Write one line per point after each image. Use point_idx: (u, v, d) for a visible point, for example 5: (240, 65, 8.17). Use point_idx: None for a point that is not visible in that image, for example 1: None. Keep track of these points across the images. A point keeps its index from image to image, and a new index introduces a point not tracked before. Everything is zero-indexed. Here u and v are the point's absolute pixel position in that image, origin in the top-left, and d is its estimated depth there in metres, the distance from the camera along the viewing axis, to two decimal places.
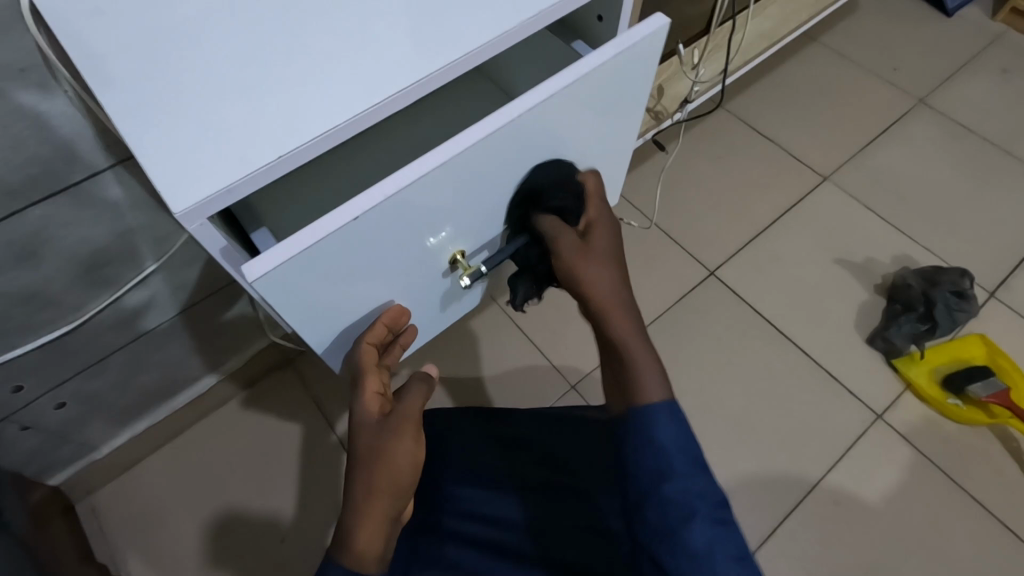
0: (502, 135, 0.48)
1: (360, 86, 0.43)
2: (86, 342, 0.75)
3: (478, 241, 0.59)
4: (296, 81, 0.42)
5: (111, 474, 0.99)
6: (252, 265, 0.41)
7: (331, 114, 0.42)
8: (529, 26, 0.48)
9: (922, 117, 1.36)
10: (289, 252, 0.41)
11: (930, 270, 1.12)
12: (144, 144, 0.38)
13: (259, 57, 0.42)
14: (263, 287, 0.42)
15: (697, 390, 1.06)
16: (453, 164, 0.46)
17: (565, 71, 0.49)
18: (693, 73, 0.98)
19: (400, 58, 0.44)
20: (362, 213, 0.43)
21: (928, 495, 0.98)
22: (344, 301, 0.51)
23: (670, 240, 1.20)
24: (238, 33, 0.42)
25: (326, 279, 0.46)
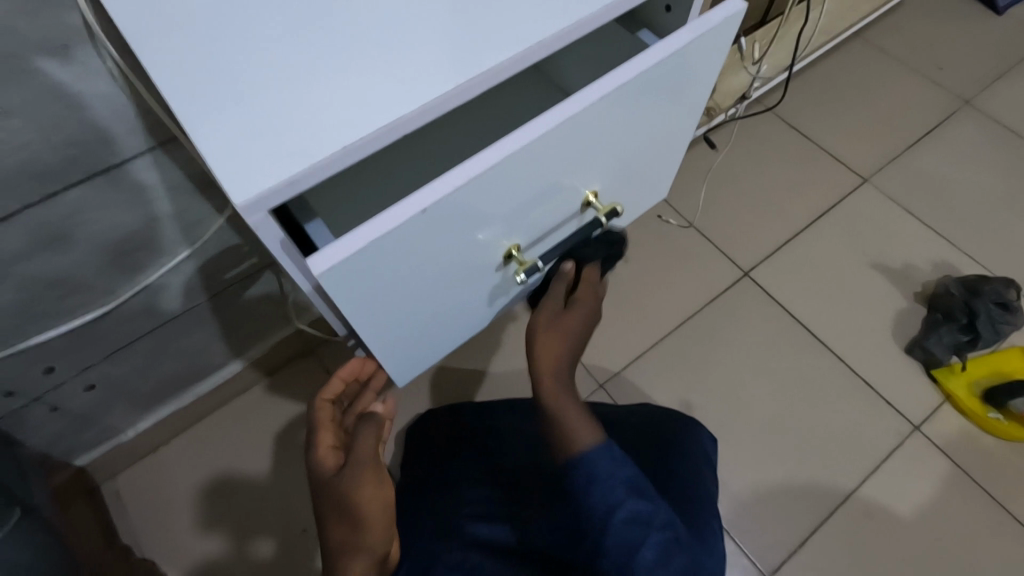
0: (568, 126, 0.46)
1: (425, 75, 0.40)
2: (117, 325, 0.74)
3: (532, 236, 0.56)
4: (362, 72, 0.40)
5: (134, 456, 0.98)
6: (315, 259, 0.40)
7: (399, 103, 0.39)
8: (599, 15, 0.45)
9: (967, 118, 1.32)
10: (351, 247, 0.40)
11: (973, 279, 1.08)
12: (204, 133, 0.36)
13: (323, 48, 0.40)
14: (327, 283, 0.41)
15: (728, 394, 1.04)
16: (518, 156, 0.45)
17: (634, 62, 0.47)
18: (754, 68, 0.96)
19: (465, 47, 0.42)
20: (429, 205, 0.42)
21: (963, 511, 0.96)
22: (398, 297, 0.49)
23: (703, 238, 1.17)
24: (301, 26, 0.41)
25: (385, 274, 0.45)
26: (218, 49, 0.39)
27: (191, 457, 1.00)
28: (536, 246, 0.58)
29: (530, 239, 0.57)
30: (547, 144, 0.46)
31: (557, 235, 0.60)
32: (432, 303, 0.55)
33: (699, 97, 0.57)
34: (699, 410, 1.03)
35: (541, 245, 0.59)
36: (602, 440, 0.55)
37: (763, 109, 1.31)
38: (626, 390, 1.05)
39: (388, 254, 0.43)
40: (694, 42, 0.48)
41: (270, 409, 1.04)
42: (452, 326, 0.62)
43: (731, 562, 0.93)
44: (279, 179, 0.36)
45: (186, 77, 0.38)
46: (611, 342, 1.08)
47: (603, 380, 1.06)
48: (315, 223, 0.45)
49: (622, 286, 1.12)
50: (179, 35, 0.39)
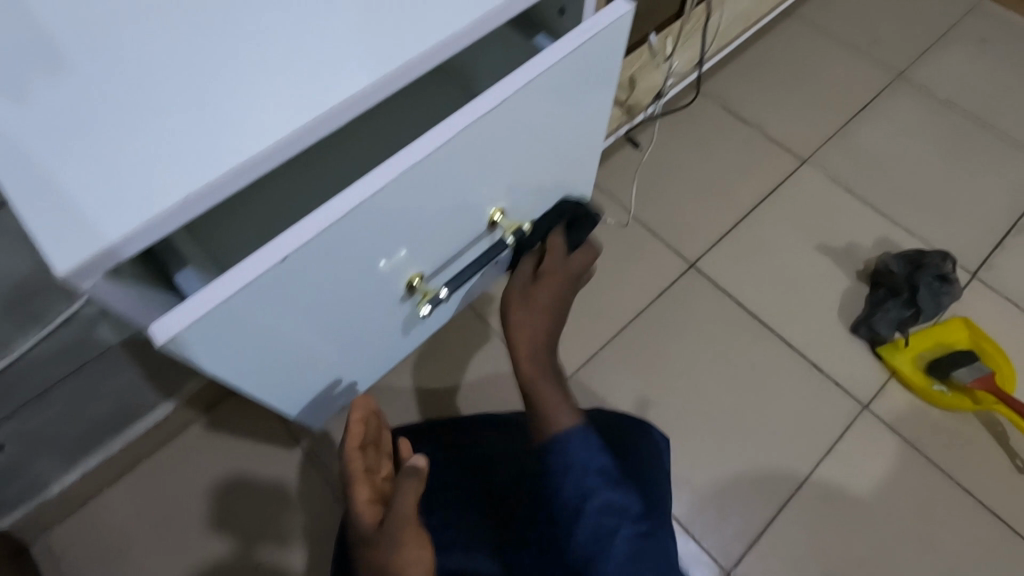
0: (451, 149, 0.42)
1: (279, 104, 0.37)
2: (19, 380, 0.68)
3: (436, 263, 0.54)
4: (206, 106, 0.36)
5: (66, 509, 0.92)
6: (160, 324, 0.34)
7: (249, 139, 0.36)
8: (477, 25, 0.42)
9: (900, 93, 1.33)
10: (203, 306, 0.35)
11: (912, 253, 1.09)
12: (24, 191, 0.32)
13: (162, 83, 0.36)
14: (180, 349, 0.36)
15: (681, 388, 1.03)
16: (397, 186, 0.41)
17: (520, 71, 0.44)
18: (667, 64, 0.94)
19: (326, 69, 0.38)
20: (291, 251, 0.37)
21: (915, 484, 0.97)
22: (284, 342, 0.46)
23: (648, 232, 1.16)
24: (137, 61, 0.37)
25: (259, 325, 0.41)
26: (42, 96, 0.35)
27: (128, 506, 0.95)
28: (439, 274, 0.56)
29: (434, 265, 0.54)
30: (431, 168, 0.42)
31: (464, 258, 0.58)
32: (331, 337, 0.52)
33: (601, 102, 0.55)
34: (654, 407, 1.02)
35: (446, 272, 0.57)
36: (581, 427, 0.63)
37: (680, 109, 1.28)
38: (580, 395, 1.03)
39: (257, 306, 0.39)
40: (584, 46, 0.45)
41: (211, 445, 0.99)
42: (363, 356, 0.60)
43: (693, 559, 0.93)
44: (113, 236, 0.32)
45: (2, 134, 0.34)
46: (561, 346, 1.06)
47: None
48: (185, 271, 0.41)
49: None
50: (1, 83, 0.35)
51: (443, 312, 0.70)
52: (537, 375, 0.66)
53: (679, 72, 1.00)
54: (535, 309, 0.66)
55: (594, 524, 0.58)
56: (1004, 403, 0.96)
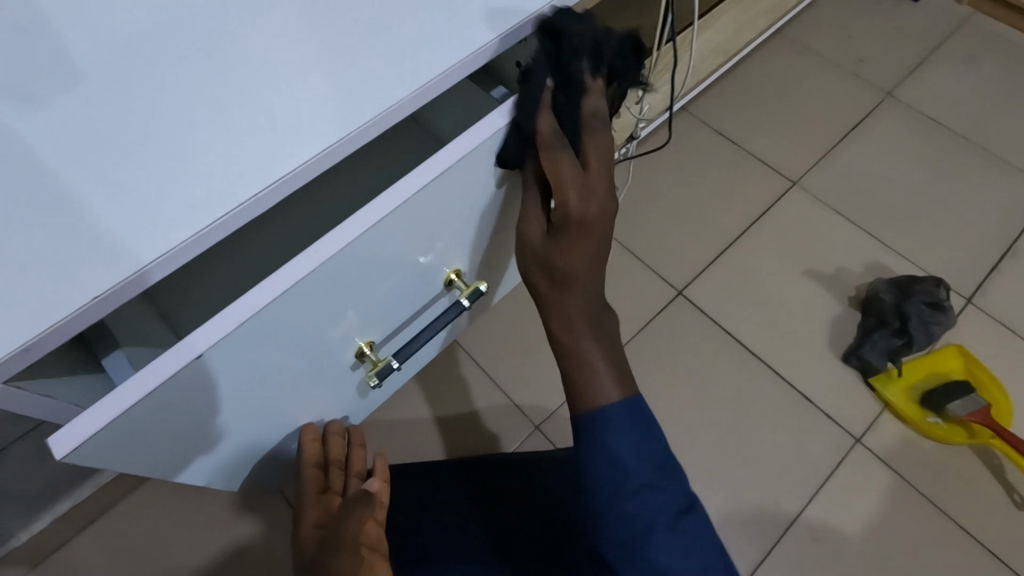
0: (387, 225, 0.41)
1: (192, 201, 0.38)
2: None
3: (387, 328, 0.54)
4: (118, 206, 0.37)
5: (35, 558, 0.89)
6: (59, 437, 0.34)
7: (157, 239, 0.37)
8: (392, 111, 0.43)
9: (890, 111, 1.31)
10: (104, 416, 0.34)
11: (902, 279, 1.07)
12: None
13: (76, 182, 0.37)
14: (84, 458, 0.35)
15: (668, 423, 1.01)
16: (327, 269, 0.39)
17: (454, 143, 0.42)
18: (637, 109, 0.92)
19: (231, 167, 0.40)
20: (208, 345, 0.36)
21: (910, 521, 0.94)
22: (220, 423, 0.45)
23: (634, 260, 1.13)
24: (52, 159, 0.38)
25: (185, 414, 0.40)
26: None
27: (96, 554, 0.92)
28: (390, 340, 0.56)
29: (385, 331, 0.54)
30: (362, 248, 0.40)
31: (421, 319, 0.58)
32: (278, 408, 0.51)
33: None
34: None
35: (399, 337, 0.57)
36: (627, 397, 0.50)
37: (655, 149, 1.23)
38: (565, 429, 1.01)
39: (172, 402, 0.38)
40: (524, 111, 0.43)
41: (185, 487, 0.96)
42: (319, 415, 0.60)
43: None
44: (11, 347, 0.33)
45: None
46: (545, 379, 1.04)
47: (539, 421, 1.01)
48: (115, 354, 0.45)
49: None
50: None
51: (411, 367, 0.70)
52: (579, 261, 0.48)
53: (648, 117, 0.98)
54: (578, 243, 0.48)
55: (634, 511, 0.47)
56: (1000, 437, 0.94)
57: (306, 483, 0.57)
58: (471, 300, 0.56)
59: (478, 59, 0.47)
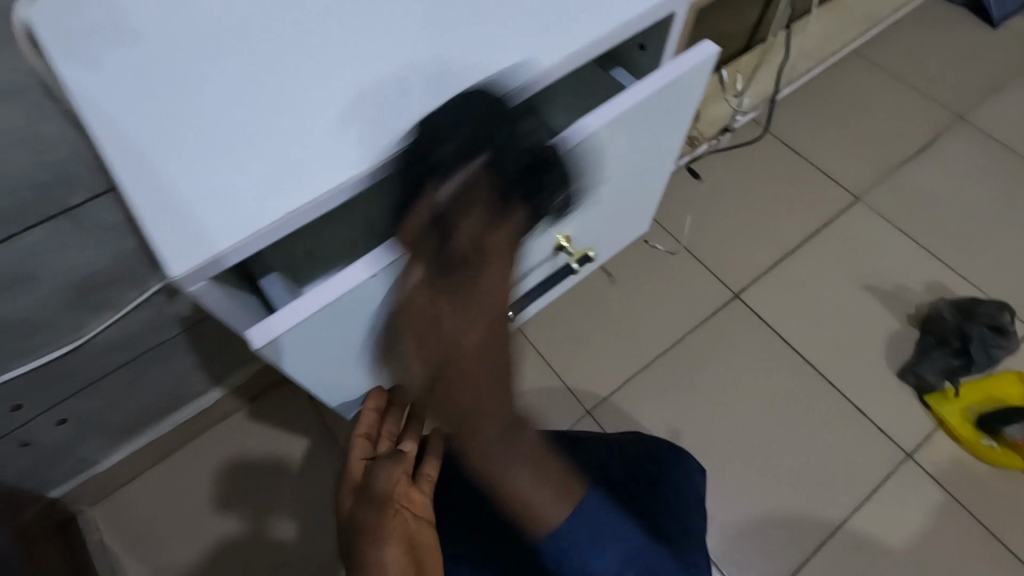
0: (534, 177, 0.44)
1: (374, 137, 0.41)
2: (80, 365, 0.71)
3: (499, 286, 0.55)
4: (309, 136, 0.41)
5: (111, 486, 0.95)
6: (258, 330, 0.40)
7: (344, 167, 0.40)
8: (545, 72, 0.45)
9: (961, 134, 1.30)
10: (294, 316, 0.40)
11: (965, 301, 1.07)
12: (144, 201, 0.38)
13: (275, 113, 0.41)
14: (269, 349, 0.40)
15: (716, 421, 1.02)
16: (481, 211, 0.43)
17: (599, 110, 0.46)
18: (737, 100, 1.00)
19: (399, 108, 0.42)
20: (383, 265, 0.41)
21: (956, 541, 0.94)
22: (356, 347, 0.48)
23: (694, 261, 1.15)
24: (254, 93, 0.42)
25: (342, 330, 0.45)
26: (149, 124, 0.40)
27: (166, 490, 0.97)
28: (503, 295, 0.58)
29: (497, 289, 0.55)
30: (510, 197, 0.44)
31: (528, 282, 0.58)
32: None
33: (673, 142, 0.56)
34: (687, 436, 1.01)
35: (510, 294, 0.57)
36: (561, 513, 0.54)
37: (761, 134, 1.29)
38: (615, 417, 1.03)
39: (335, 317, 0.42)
40: (665, 88, 0.47)
41: (251, 437, 1.01)
42: None
43: None
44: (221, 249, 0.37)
45: (136, 154, 0.39)
46: (598, 367, 1.06)
47: (590, 406, 1.04)
48: (270, 277, 0.43)
49: (610, 309, 1.10)
50: (118, 110, 0.40)
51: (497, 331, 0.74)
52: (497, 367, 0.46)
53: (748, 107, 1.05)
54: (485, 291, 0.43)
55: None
56: None
57: (353, 450, 0.62)
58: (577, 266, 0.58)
59: (634, 28, 0.48)
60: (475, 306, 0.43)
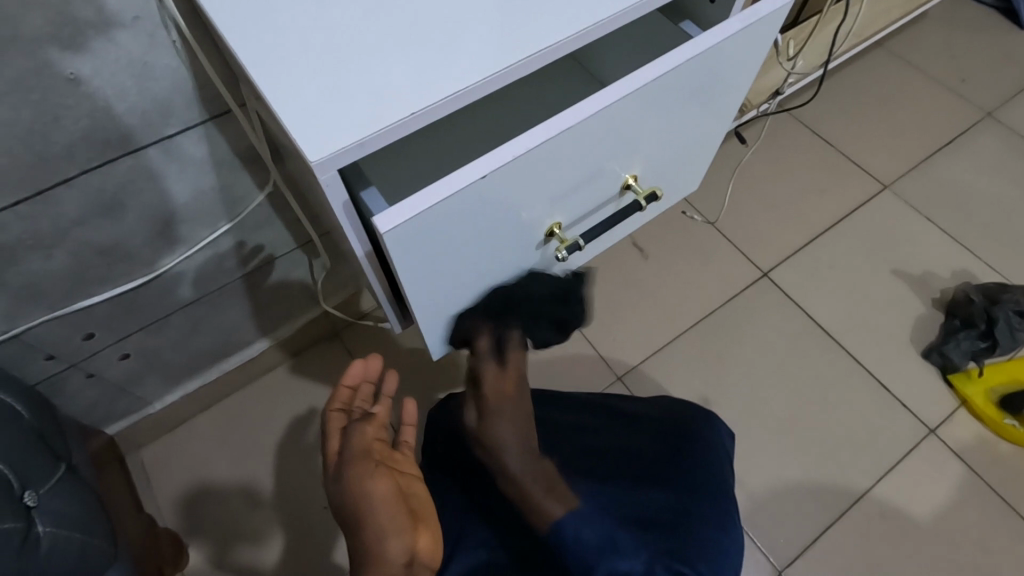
0: (621, 104, 0.48)
1: (489, 50, 0.42)
2: (151, 298, 0.76)
3: (573, 215, 0.59)
4: (426, 43, 0.42)
5: (159, 430, 0.99)
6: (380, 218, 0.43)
7: (465, 73, 0.41)
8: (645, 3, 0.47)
9: (989, 130, 1.32)
10: (412, 208, 0.43)
11: (992, 286, 1.09)
12: (274, 95, 0.38)
13: (391, 22, 0.42)
14: (387, 242, 0.44)
15: (744, 393, 1.05)
16: (575, 130, 0.47)
17: (683, 47, 0.49)
18: (789, 64, 1.02)
19: (507, 29, 0.43)
20: (488, 171, 0.45)
21: (977, 515, 0.96)
22: (449, 263, 0.52)
23: (725, 240, 1.18)
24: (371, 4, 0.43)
25: (444, 237, 0.48)
26: (278, 27, 0.41)
27: (213, 435, 1.01)
28: (577, 226, 0.61)
29: (571, 217, 0.59)
30: (601, 120, 0.48)
31: (597, 215, 0.63)
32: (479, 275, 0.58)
33: (740, 90, 0.60)
34: (716, 405, 1.04)
35: (582, 224, 0.62)
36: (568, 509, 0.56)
37: (783, 112, 1.32)
38: (644, 384, 1.06)
39: (441, 222, 0.46)
40: (741, 33, 0.50)
41: (293, 390, 1.04)
42: None
43: (746, 556, 0.94)
44: (352, 139, 0.37)
45: (263, 51, 0.40)
46: (629, 337, 1.09)
47: (621, 373, 1.07)
48: (371, 191, 0.46)
49: (642, 282, 1.13)
50: (243, 19, 0.41)
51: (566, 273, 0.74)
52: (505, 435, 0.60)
53: (799, 72, 1.07)
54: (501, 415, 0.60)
55: None
56: None
57: (330, 420, 0.62)
58: (644, 203, 0.61)
59: None
60: (496, 407, 0.60)
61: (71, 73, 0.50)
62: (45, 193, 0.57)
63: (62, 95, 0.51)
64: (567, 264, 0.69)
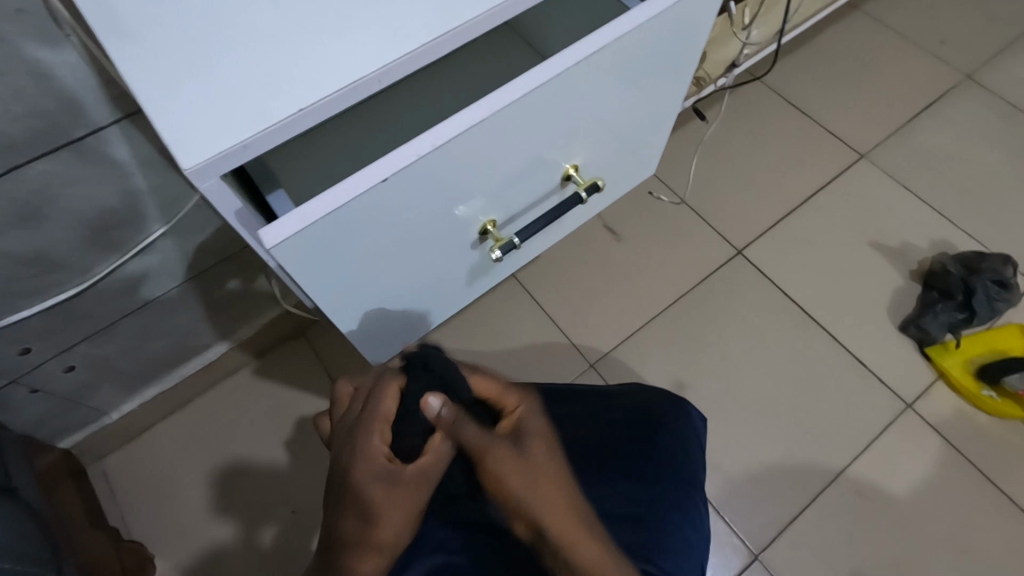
0: (546, 91, 0.44)
1: (391, 33, 0.38)
2: (92, 307, 0.72)
3: (508, 211, 0.56)
4: (318, 26, 0.38)
5: (121, 439, 0.96)
6: (271, 230, 0.39)
7: (363, 61, 0.37)
8: None
9: (968, 93, 1.28)
10: (307, 217, 0.39)
11: (970, 256, 1.06)
12: (141, 93, 0.34)
13: (278, 3, 0.38)
14: (285, 254, 0.40)
15: (721, 376, 1.03)
16: (494, 121, 0.43)
17: (615, 23, 0.45)
18: (744, 34, 0.98)
19: (415, 6, 0.39)
20: (393, 172, 0.40)
21: (955, 488, 0.96)
22: (371, 269, 0.49)
23: (698, 218, 1.15)
24: None
25: (360, 243, 0.45)
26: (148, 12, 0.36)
27: (176, 442, 0.98)
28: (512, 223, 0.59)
29: (506, 215, 0.57)
30: (525, 109, 0.44)
31: (539, 208, 0.60)
32: (412, 276, 0.55)
33: (684, 66, 0.56)
34: (691, 389, 1.02)
35: (519, 220, 0.59)
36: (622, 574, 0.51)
37: (751, 80, 1.28)
38: (618, 370, 1.03)
39: (349, 227, 0.42)
40: (674, 7, 0.46)
41: (258, 392, 1.02)
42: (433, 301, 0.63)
43: (721, 540, 0.93)
44: (228, 144, 0.34)
45: (132, 41, 0.36)
46: (602, 323, 1.07)
47: (595, 360, 1.04)
48: (278, 194, 0.44)
49: (615, 266, 1.10)
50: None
51: (519, 258, 0.70)
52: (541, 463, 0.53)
53: (754, 42, 1.03)
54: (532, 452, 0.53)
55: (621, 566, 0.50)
56: None
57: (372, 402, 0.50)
58: (586, 194, 0.58)
59: None
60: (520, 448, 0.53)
61: None
62: None
63: None
64: (505, 263, 0.67)
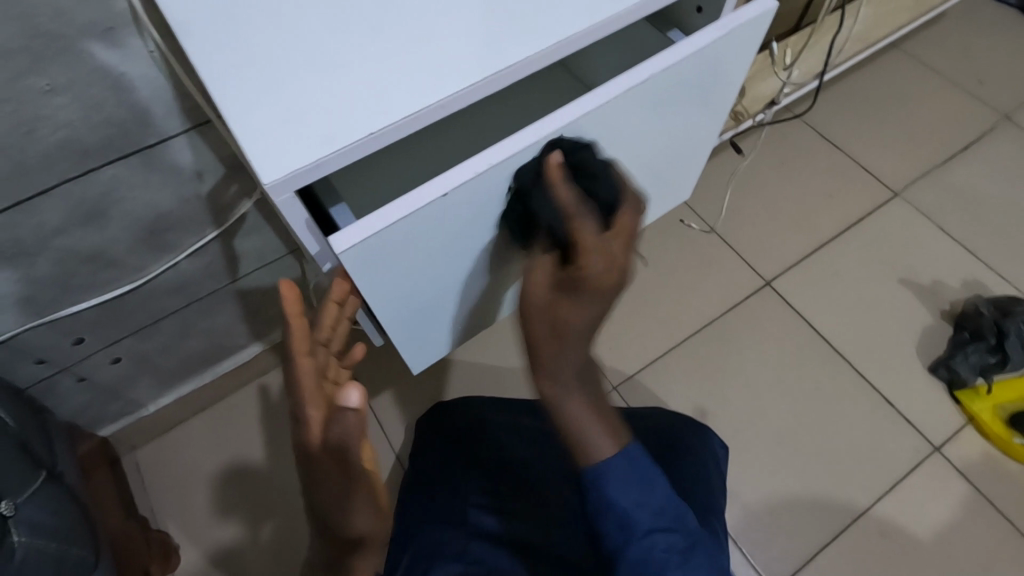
0: (594, 117, 0.47)
1: (455, 64, 0.41)
2: (141, 303, 0.76)
3: None
4: (388, 55, 0.41)
5: (154, 432, 0.99)
6: (339, 237, 0.42)
7: (429, 88, 0.40)
8: (620, 15, 0.45)
9: (1006, 134, 1.27)
10: (372, 226, 0.42)
11: (1004, 299, 1.05)
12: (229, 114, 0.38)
13: (354, 35, 0.41)
14: (349, 261, 0.43)
15: (743, 406, 1.03)
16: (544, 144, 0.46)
17: (662, 56, 0.48)
18: (784, 74, 1.00)
19: (478, 40, 0.42)
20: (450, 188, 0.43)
21: (981, 535, 0.93)
22: (420, 279, 0.51)
23: (727, 246, 1.15)
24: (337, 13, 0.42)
25: (415, 253, 0.47)
26: (235, 40, 0.40)
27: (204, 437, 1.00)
28: None
29: None
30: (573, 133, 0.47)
31: None
32: (458, 287, 0.58)
33: (724, 96, 0.58)
34: (713, 416, 1.02)
35: None
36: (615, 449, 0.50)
37: (789, 117, 1.29)
38: (641, 394, 1.04)
39: (408, 236, 0.45)
40: (717, 42, 0.49)
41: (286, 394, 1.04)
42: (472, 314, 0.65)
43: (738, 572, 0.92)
44: (305, 162, 0.37)
45: (220, 67, 0.39)
46: (627, 346, 1.07)
47: (617, 382, 1.05)
48: (340, 206, 0.47)
49: (640, 290, 1.11)
50: (198, 24, 0.40)
51: None
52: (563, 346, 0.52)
53: (795, 81, 1.05)
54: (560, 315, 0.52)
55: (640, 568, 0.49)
56: None
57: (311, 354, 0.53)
58: None
59: None
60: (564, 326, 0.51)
61: (45, 86, 0.49)
62: (26, 203, 0.56)
63: (36, 105, 0.50)
64: None
